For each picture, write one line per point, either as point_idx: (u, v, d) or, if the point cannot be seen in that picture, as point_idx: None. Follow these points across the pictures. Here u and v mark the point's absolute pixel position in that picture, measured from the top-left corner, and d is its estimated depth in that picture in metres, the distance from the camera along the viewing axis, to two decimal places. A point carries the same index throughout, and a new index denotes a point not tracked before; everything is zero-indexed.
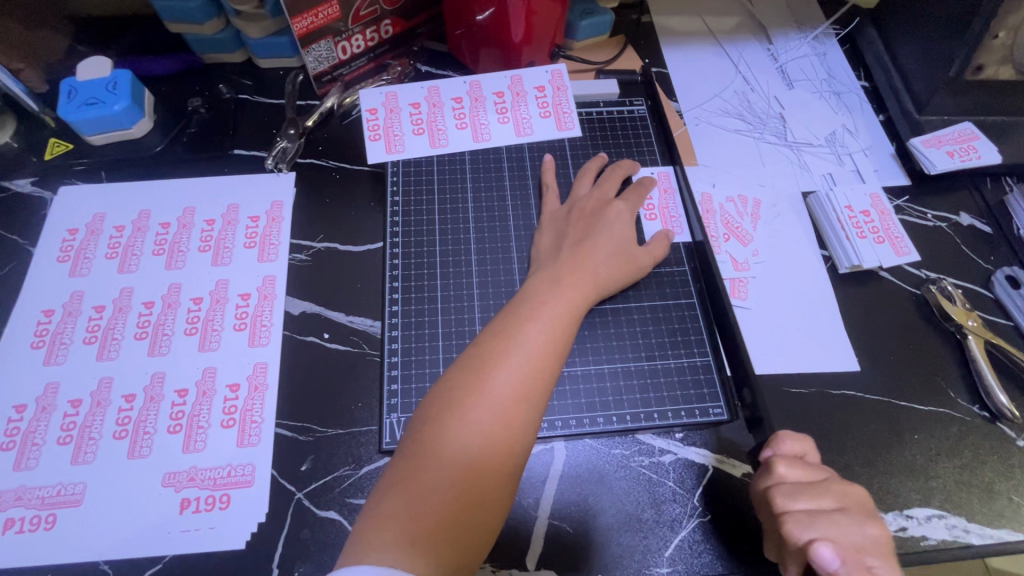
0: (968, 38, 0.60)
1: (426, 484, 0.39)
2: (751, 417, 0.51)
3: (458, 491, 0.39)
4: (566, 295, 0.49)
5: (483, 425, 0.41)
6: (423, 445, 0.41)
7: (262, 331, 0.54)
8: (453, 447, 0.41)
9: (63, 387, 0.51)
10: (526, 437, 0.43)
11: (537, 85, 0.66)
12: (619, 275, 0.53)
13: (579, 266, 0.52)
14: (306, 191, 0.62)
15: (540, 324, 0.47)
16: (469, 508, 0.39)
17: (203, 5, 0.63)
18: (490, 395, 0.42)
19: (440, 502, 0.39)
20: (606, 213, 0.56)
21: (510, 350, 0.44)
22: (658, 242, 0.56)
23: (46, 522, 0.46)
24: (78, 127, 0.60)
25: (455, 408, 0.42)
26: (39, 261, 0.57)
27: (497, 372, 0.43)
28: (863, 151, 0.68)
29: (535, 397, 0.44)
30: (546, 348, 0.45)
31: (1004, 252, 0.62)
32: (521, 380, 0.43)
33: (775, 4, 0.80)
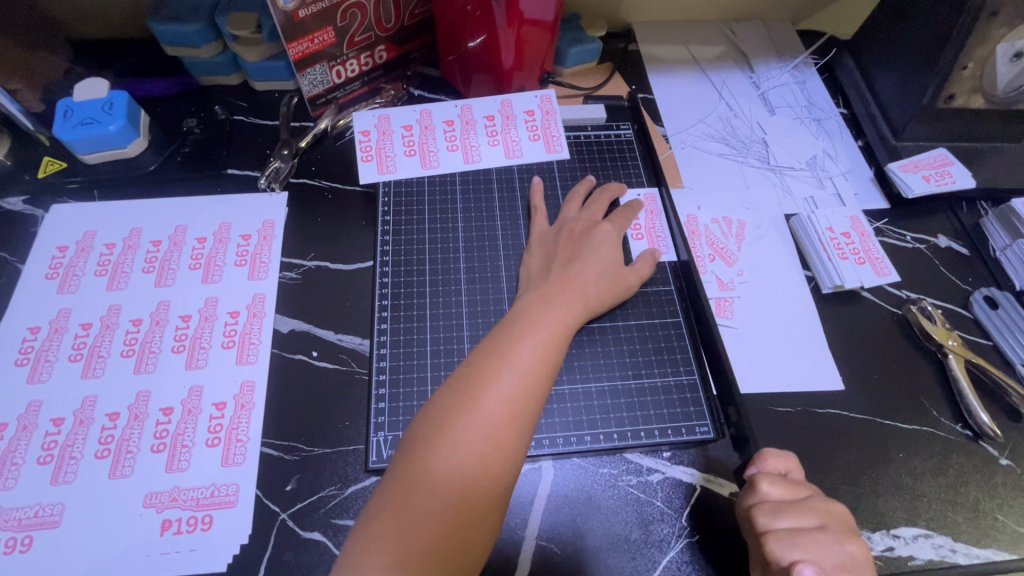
0: (939, 69, 0.63)
1: (417, 508, 0.39)
2: (736, 437, 0.51)
3: (450, 515, 0.39)
4: (556, 314, 0.50)
5: (475, 446, 0.41)
6: (414, 467, 0.41)
7: (251, 349, 0.54)
8: (444, 469, 0.40)
9: (45, 405, 0.50)
10: (518, 454, 0.43)
11: (526, 108, 0.68)
12: (607, 295, 0.54)
13: (567, 286, 0.52)
14: (298, 211, 0.63)
15: (531, 343, 0.47)
16: (461, 530, 0.39)
17: (201, 29, 0.65)
18: (481, 415, 0.42)
19: (431, 525, 0.39)
20: (593, 235, 0.57)
21: (501, 370, 0.45)
22: (645, 261, 0.57)
23: (22, 544, 0.45)
24: (73, 146, 0.60)
25: (446, 429, 0.42)
26: (28, 278, 0.57)
27: (489, 393, 0.43)
28: (843, 175, 0.70)
29: (526, 416, 0.44)
30: (537, 367, 0.46)
31: (981, 273, 0.64)
32: (513, 398, 0.43)
33: (756, 34, 0.83)
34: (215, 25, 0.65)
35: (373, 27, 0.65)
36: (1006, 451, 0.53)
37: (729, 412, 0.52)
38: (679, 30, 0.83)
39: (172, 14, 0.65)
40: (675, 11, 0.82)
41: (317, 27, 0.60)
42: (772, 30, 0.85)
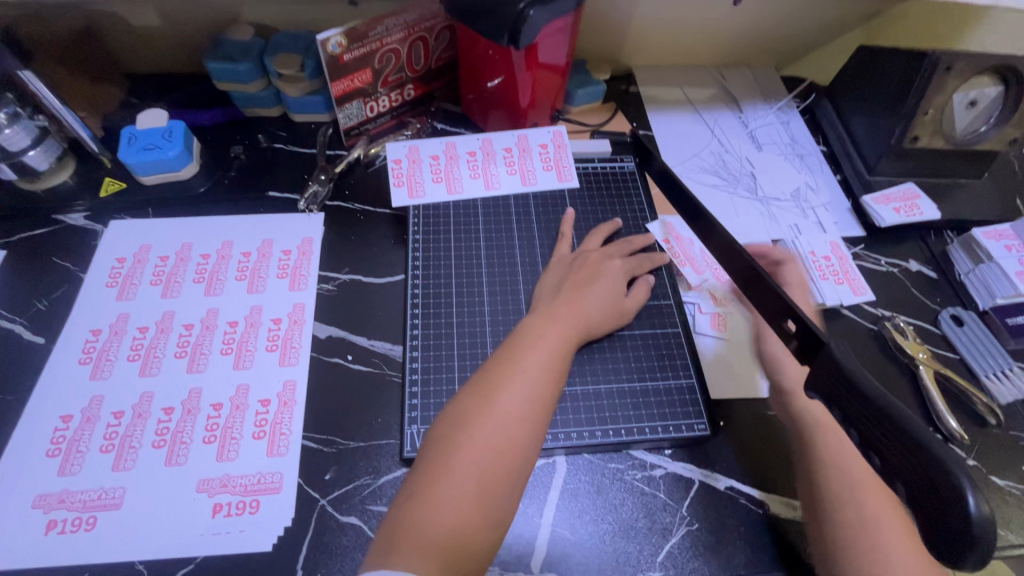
0: (904, 114, 0.71)
1: (440, 498, 0.44)
2: (800, 346, 0.45)
3: (468, 504, 0.44)
4: (562, 330, 0.56)
5: (490, 444, 0.47)
6: (436, 462, 0.46)
7: (292, 352, 0.60)
8: (463, 464, 0.46)
9: (107, 400, 0.56)
10: (529, 450, 0.48)
11: (541, 142, 0.76)
12: (607, 320, 0.60)
13: (574, 303, 0.59)
14: (334, 229, 0.69)
15: (539, 355, 0.53)
16: (477, 518, 0.44)
17: (250, 68, 0.72)
18: (495, 416, 0.48)
19: (452, 512, 0.44)
20: (604, 266, 0.64)
21: (513, 378, 0.51)
22: (638, 291, 0.63)
23: (87, 523, 0.49)
24: (133, 169, 0.67)
25: (466, 428, 0.48)
26: (90, 286, 0.63)
27: (502, 397, 0.49)
28: (824, 206, 0.78)
29: (535, 418, 0.49)
30: (545, 373, 0.52)
31: (948, 294, 0.71)
32: (525, 400, 0.49)
33: (744, 79, 0.93)
34: (264, 64, 0.73)
35: (404, 69, 0.73)
36: (973, 452, 0.59)
37: (789, 325, 0.47)
38: (675, 73, 0.92)
39: (224, 54, 0.73)
40: (671, 57, 0.91)
41: (358, 69, 0.68)
42: (758, 75, 0.94)
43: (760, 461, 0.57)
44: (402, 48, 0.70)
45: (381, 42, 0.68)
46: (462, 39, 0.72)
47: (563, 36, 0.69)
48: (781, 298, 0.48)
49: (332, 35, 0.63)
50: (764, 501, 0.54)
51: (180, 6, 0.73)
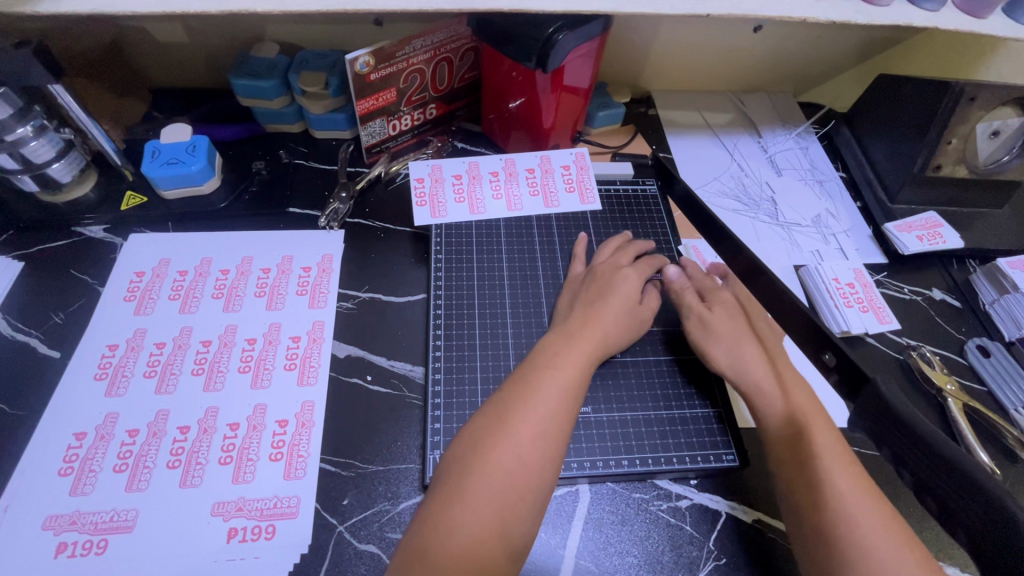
0: (927, 143, 0.71)
1: (457, 523, 0.43)
2: (841, 377, 0.50)
3: (486, 532, 0.43)
4: (582, 352, 0.55)
5: (509, 468, 0.46)
6: (455, 486, 0.45)
7: (311, 371, 0.59)
8: (482, 488, 0.44)
9: (122, 417, 0.54)
10: (546, 474, 0.47)
11: (557, 160, 0.76)
12: (624, 335, 0.59)
13: (590, 321, 0.57)
14: (354, 247, 0.69)
15: (558, 376, 0.52)
16: (495, 548, 0.43)
17: (275, 85, 0.73)
18: (516, 438, 0.47)
19: (469, 539, 0.42)
20: (614, 274, 0.62)
21: (532, 399, 0.49)
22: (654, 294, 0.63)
23: (97, 547, 0.48)
24: (156, 183, 0.67)
25: (485, 449, 0.46)
26: (108, 299, 0.62)
27: (521, 420, 0.48)
28: (845, 232, 0.78)
29: (554, 442, 0.48)
30: (561, 393, 0.50)
31: (973, 324, 0.70)
32: (540, 421, 0.48)
33: (762, 104, 0.93)
34: (288, 81, 0.73)
35: (427, 89, 0.73)
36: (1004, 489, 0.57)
37: (826, 357, 0.52)
38: (694, 97, 0.92)
39: (249, 70, 0.73)
40: (689, 82, 0.92)
41: (383, 88, 0.68)
42: (775, 101, 0.94)
43: None
44: (427, 68, 0.71)
45: (408, 62, 0.68)
46: (486, 59, 0.72)
47: (588, 59, 0.69)
48: (819, 328, 0.52)
49: (361, 55, 0.63)
50: None
51: (207, 23, 0.74)
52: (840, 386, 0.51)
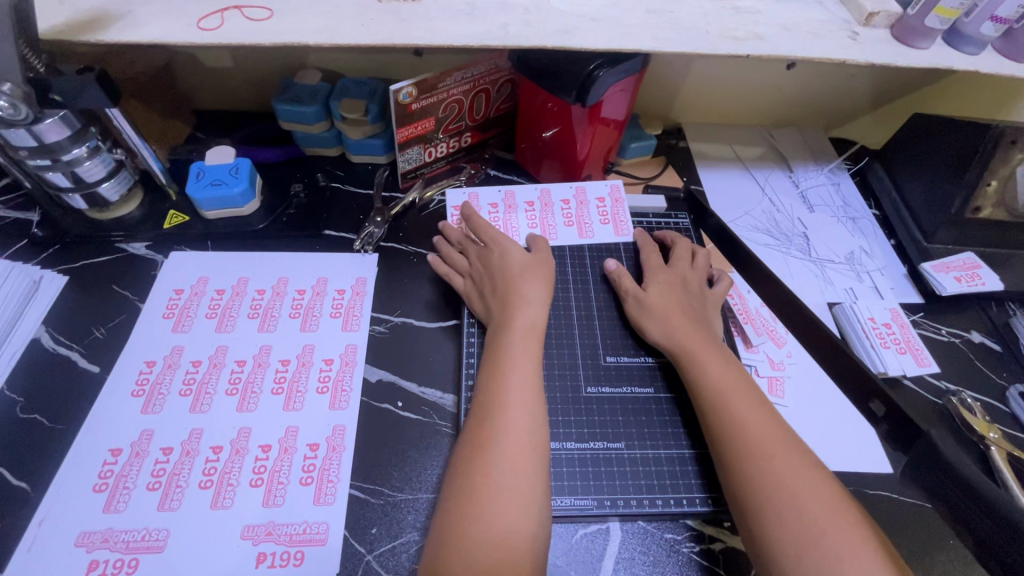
0: (965, 182, 0.71)
1: (472, 544, 0.43)
2: (892, 428, 0.49)
3: (503, 553, 0.42)
4: (529, 350, 0.56)
5: (506, 485, 0.46)
6: (456, 511, 0.45)
7: (343, 395, 0.59)
8: (484, 510, 0.44)
9: (157, 435, 0.55)
10: (542, 461, 0.48)
11: (587, 190, 0.77)
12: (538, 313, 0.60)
13: (511, 307, 0.59)
14: (387, 271, 0.70)
15: (520, 367, 0.54)
16: (519, 562, 0.42)
17: (317, 111, 0.75)
18: (497, 456, 0.47)
19: (489, 552, 0.42)
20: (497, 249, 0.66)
21: (503, 412, 0.50)
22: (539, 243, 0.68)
23: (128, 567, 0.48)
24: (199, 203, 0.69)
25: (472, 474, 0.46)
26: (147, 315, 0.63)
27: (500, 436, 0.48)
28: (880, 270, 0.77)
29: (536, 449, 0.48)
30: (529, 384, 0.52)
31: (1015, 369, 0.68)
32: (522, 411, 0.50)
33: (793, 139, 0.93)
34: (329, 108, 0.75)
35: (464, 118, 0.75)
36: None
37: (875, 406, 0.50)
38: (723, 130, 0.93)
39: (292, 96, 0.75)
40: (719, 115, 0.93)
41: (422, 117, 0.70)
42: (806, 135, 0.94)
43: None
44: (466, 99, 0.72)
45: (448, 93, 0.69)
46: (523, 91, 0.74)
47: (624, 94, 0.70)
48: (867, 376, 0.51)
49: (404, 86, 0.64)
50: None
51: (254, 51, 0.77)
52: (888, 437, 0.49)
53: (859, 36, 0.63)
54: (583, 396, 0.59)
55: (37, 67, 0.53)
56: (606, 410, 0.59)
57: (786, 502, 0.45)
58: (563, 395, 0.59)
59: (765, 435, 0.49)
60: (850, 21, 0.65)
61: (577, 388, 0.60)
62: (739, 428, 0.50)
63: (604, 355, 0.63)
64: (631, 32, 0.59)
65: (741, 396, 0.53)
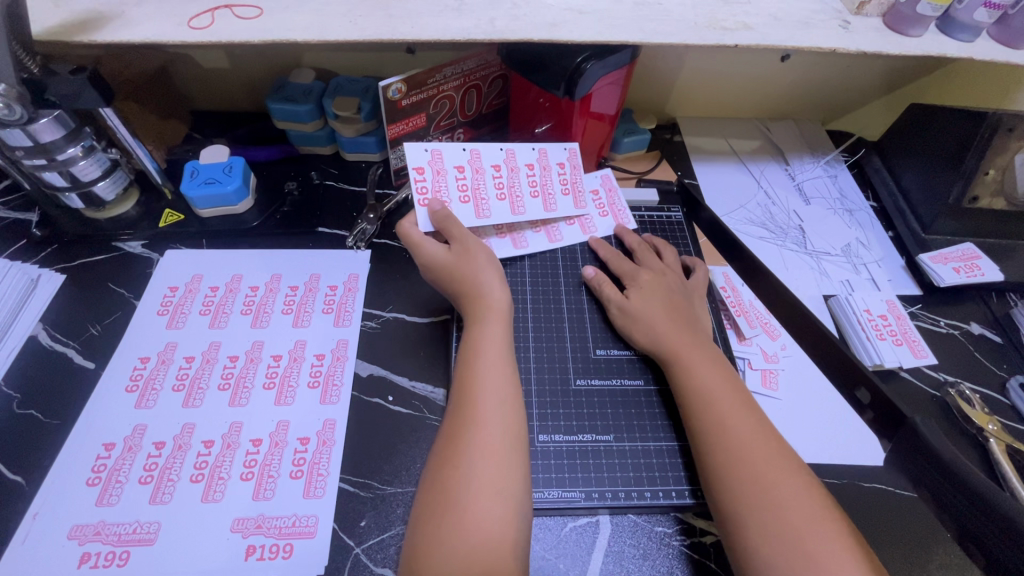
0: (963, 171, 0.70)
1: (452, 532, 0.43)
2: (877, 416, 0.47)
3: (481, 542, 0.42)
4: (502, 345, 0.56)
5: (482, 474, 0.45)
6: (434, 506, 0.44)
7: (334, 389, 0.59)
8: (459, 501, 0.44)
9: (150, 429, 0.56)
10: (517, 454, 0.48)
11: (548, 150, 0.72)
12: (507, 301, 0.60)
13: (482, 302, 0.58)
14: (379, 267, 0.70)
15: (492, 363, 0.53)
16: (501, 554, 0.42)
17: (310, 109, 0.75)
18: (470, 449, 0.47)
19: (469, 546, 0.42)
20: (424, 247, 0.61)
21: (474, 404, 0.50)
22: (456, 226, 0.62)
23: (120, 559, 0.48)
24: (194, 201, 0.69)
25: (445, 466, 0.46)
26: (142, 312, 0.64)
27: (472, 429, 0.48)
28: (877, 262, 0.76)
29: (514, 443, 0.49)
30: (503, 379, 0.52)
31: (1016, 361, 0.67)
32: (496, 406, 0.50)
33: (790, 132, 0.93)
34: (322, 106, 0.76)
35: (456, 114, 0.75)
36: None
37: (860, 395, 0.49)
38: (719, 124, 0.93)
39: (286, 95, 0.76)
40: (715, 109, 0.92)
41: (413, 113, 0.70)
42: (803, 128, 0.94)
43: None
44: (457, 95, 0.72)
45: (438, 89, 0.70)
46: (514, 86, 0.74)
47: (615, 87, 0.69)
48: (849, 362, 0.50)
49: (393, 82, 0.64)
50: None
51: (250, 51, 0.78)
52: (876, 425, 0.48)
53: (850, 26, 0.62)
54: (572, 389, 0.59)
55: (31, 68, 0.53)
56: (594, 399, 0.59)
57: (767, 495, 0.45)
58: (552, 387, 0.59)
59: (744, 429, 0.49)
60: (842, 10, 0.64)
61: (567, 380, 0.60)
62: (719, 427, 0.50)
63: (594, 348, 0.63)
64: (619, 24, 0.59)
65: (727, 391, 0.52)
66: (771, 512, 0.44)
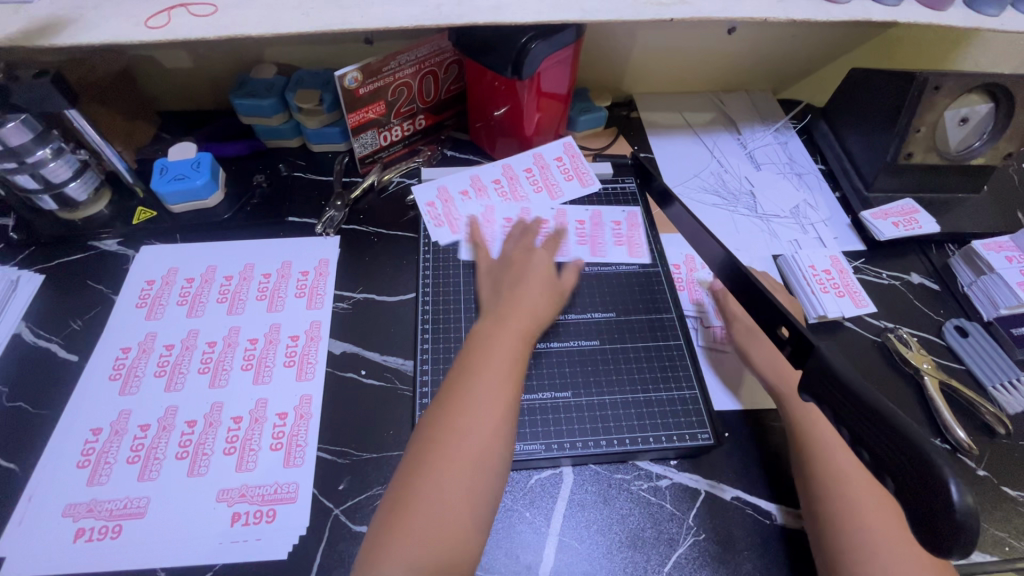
0: (896, 132, 0.73)
1: (417, 518, 0.45)
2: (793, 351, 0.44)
3: (450, 527, 0.45)
4: (515, 345, 0.56)
5: (460, 467, 0.47)
6: (408, 490, 0.47)
7: (309, 367, 0.63)
8: (437, 488, 0.46)
9: (134, 414, 0.59)
10: (503, 453, 0.50)
11: (570, 182, 0.79)
12: (550, 305, 0.62)
13: (519, 304, 0.60)
14: (349, 251, 0.73)
15: (501, 361, 0.54)
16: (457, 543, 0.45)
17: (273, 103, 0.78)
18: (460, 438, 0.49)
19: (433, 533, 0.45)
20: (531, 259, 0.66)
21: (470, 400, 0.51)
22: (569, 273, 0.66)
23: (112, 532, 0.52)
24: (165, 198, 0.72)
25: (432, 460, 0.48)
26: (121, 306, 0.67)
27: (463, 420, 0.50)
28: (823, 222, 0.80)
29: (502, 440, 0.50)
30: (507, 380, 0.53)
31: (952, 306, 0.71)
32: (494, 408, 0.51)
33: (742, 103, 0.96)
34: (285, 99, 0.78)
35: (415, 101, 0.78)
36: (983, 463, 0.59)
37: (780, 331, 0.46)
38: (675, 98, 0.96)
39: (250, 91, 0.78)
40: (669, 84, 0.95)
41: (372, 101, 0.73)
42: (756, 98, 0.97)
43: (766, 473, 0.57)
44: (413, 81, 0.75)
45: (394, 76, 0.72)
46: (469, 71, 0.77)
47: (564, 66, 0.73)
48: (769, 302, 0.47)
49: (349, 71, 0.67)
50: (775, 514, 0.55)
51: (211, 48, 0.80)
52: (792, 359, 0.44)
53: None
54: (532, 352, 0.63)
55: None
56: (572, 367, 0.62)
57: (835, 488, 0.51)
58: None
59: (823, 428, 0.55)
60: None
61: None
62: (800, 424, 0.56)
63: None
64: (559, 4, 0.61)
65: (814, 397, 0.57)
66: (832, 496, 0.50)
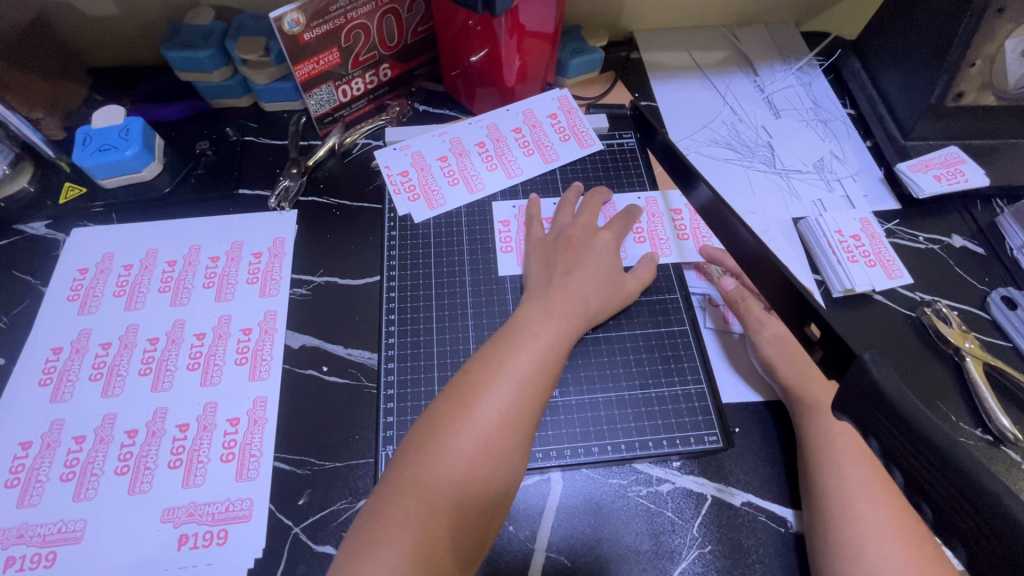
0: (945, 68, 0.62)
1: (406, 510, 0.39)
2: (825, 357, 0.36)
3: (443, 524, 0.39)
4: (551, 336, 0.49)
5: (467, 459, 0.41)
6: (404, 479, 0.40)
7: (263, 365, 0.55)
8: (437, 479, 0.40)
9: (69, 424, 0.52)
10: (519, 451, 0.43)
11: (566, 143, 0.70)
12: (606, 303, 0.55)
13: (567, 295, 0.53)
14: (307, 228, 0.64)
15: (534, 348, 0.48)
16: (448, 544, 0.39)
17: (211, 55, 0.66)
18: (473, 425, 0.42)
19: (424, 528, 0.38)
20: (592, 242, 0.58)
21: (476, 405, 0.43)
22: (645, 268, 0.58)
23: (45, 560, 0.46)
24: (92, 172, 0.62)
25: (425, 460, 0.41)
26: (50, 300, 0.59)
27: (479, 405, 0.43)
28: (852, 177, 0.69)
29: (520, 435, 0.44)
30: (540, 371, 0.46)
31: (998, 273, 0.62)
32: (518, 399, 0.44)
33: (760, 38, 0.83)
34: (225, 50, 0.67)
35: (375, 46, 0.66)
36: None
37: (811, 330, 0.37)
38: (682, 36, 0.83)
39: (183, 41, 0.67)
40: (676, 18, 0.82)
41: (322, 49, 0.62)
42: (776, 32, 0.84)
43: (781, 475, 0.50)
44: (371, 23, 0.63)
45: (346, 17, 0.61)
46: (437, 8, 0.65)
47: None
48: (796, 291, 0.38)
49: (287, 11, 0.56)
50: (789, 520, 0.48)
51: None
52: (825, 366, 0.36)
53: None
54: None
55: None
56: (592, 362, 0.55)
57: (854, 502, 0.44)
58: None
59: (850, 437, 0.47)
60: None
61: None
62: (834, 426, 0.48)
63: None
64: None
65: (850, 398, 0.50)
66: (851, 506, 0.44)
